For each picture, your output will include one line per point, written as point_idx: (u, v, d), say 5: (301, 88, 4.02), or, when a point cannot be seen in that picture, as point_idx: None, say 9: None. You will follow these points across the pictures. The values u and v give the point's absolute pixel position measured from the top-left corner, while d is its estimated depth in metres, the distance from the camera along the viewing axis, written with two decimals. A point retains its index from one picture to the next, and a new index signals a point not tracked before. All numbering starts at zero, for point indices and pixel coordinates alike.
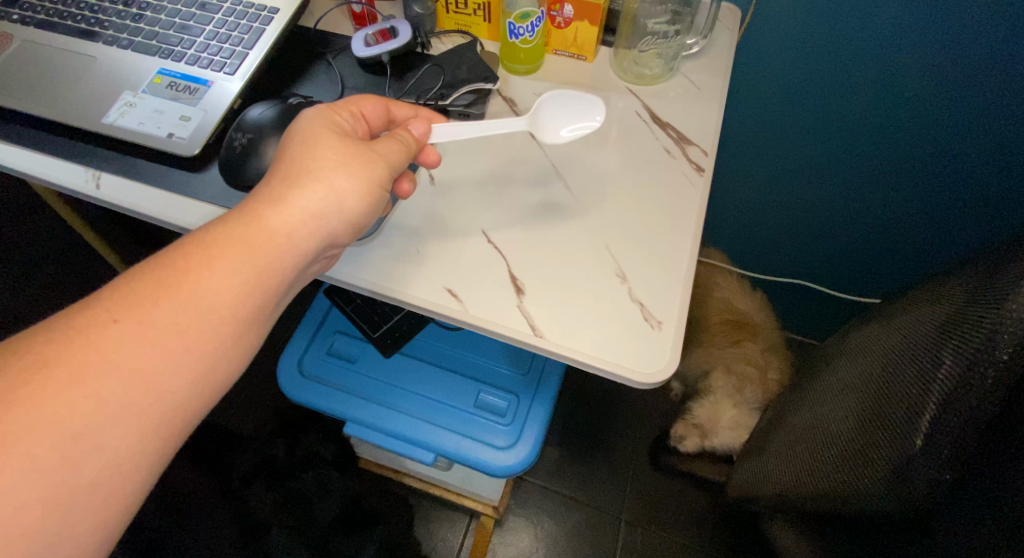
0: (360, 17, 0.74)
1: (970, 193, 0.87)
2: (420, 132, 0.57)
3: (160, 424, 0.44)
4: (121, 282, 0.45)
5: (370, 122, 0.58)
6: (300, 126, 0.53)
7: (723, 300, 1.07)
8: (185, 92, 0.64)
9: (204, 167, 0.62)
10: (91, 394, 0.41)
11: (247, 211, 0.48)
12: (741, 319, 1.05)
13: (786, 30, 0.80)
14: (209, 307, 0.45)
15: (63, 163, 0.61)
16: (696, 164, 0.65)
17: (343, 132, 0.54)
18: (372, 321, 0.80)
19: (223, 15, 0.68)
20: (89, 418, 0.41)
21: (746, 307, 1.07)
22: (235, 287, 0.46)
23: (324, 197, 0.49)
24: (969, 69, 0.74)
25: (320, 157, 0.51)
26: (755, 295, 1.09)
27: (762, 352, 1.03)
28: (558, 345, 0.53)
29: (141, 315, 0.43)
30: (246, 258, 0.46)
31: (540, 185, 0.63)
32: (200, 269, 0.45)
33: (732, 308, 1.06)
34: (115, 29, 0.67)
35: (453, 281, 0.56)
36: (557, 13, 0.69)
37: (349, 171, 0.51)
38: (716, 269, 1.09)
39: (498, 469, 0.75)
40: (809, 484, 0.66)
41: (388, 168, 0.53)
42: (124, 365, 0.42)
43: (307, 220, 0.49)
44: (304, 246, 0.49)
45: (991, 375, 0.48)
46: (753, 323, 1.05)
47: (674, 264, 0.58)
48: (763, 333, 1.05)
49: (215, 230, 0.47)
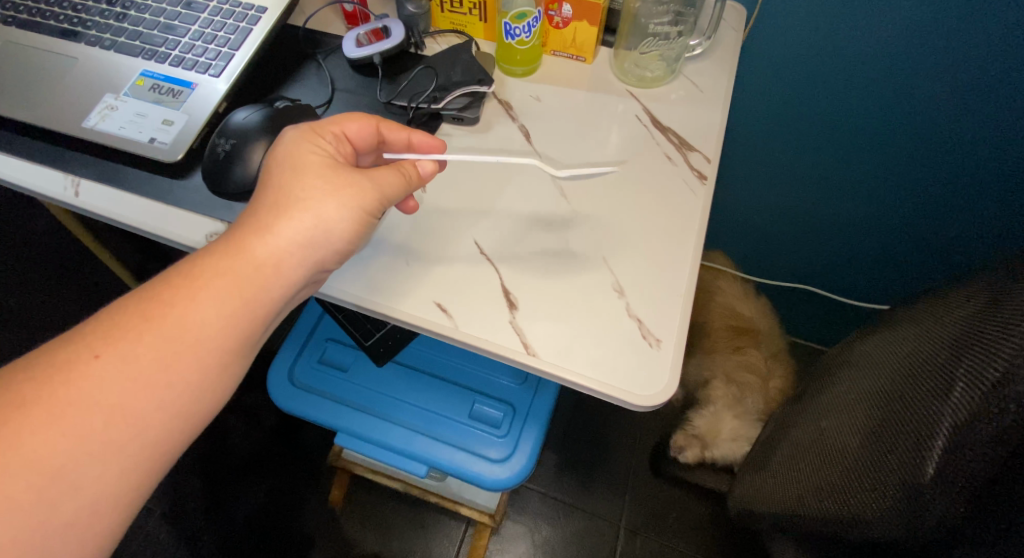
0: (352, 16, 0.71)
1: (981, 199, 0.84)
2: (427, 169, 0.54)
3: (140, 458, 0.44)
4: (105, 314, 0.45)
5: (354, 143, 0.55)
6: (283, 152, 0.50)
7: (726, 305, 1.05)
8: (169, 95, 0.61)
9: (188, 175, 0.59)
10: (70, 432, 0.42)
11: (232, 241, 0.47)
12: (744, 324, 1.03)
13: (793, 29, 0.77)
14: (193, 340, 0.45)
15: (43, 169, 0.59)
16: (698, 171, 0.62)
17: (330, 157, 0.51)
18: (364, 329, 0.75)
19: (210, 14, 0.66)
20: (67, 454, 0.41)
21: (751, 312, 1.05)
22: (221, 320, 0.45)
23: (312, 227, 0.47)
24: (982, 70, 0.72)
25: (308, 183, 0.48)
26: (760, 302, 1.07)
27: (765, 360, 1.01)
28: (552, 364, 0.51)
29: (122, 351, 0.43)
30: (231, 289, 0.46)
31: (536, 194, 0.60)
32: (185, 301, 0.45)
33: (735, 314, 1.04)
34: (99, 29, 0.65)
35: (443, 294, 0.54)
36: (555, 13, 0.67)
37: (338, 199, 0.48)
38: (720, 273, 1.07)
39: (493, 483, 0.73)
40: (814, 505, 0.64)
41: (376, 195, 0.50)
42: (103, 403, 0.42)
43: (295, 250, 0.47)
44: (292, 276, 0.48)
45: (1012, 409, 0.46)
46: (757, 329, 1.04)
47: (673, 279, 0.56)
48: (767, 337, 1.03)
49: (201, 262, 0.46)
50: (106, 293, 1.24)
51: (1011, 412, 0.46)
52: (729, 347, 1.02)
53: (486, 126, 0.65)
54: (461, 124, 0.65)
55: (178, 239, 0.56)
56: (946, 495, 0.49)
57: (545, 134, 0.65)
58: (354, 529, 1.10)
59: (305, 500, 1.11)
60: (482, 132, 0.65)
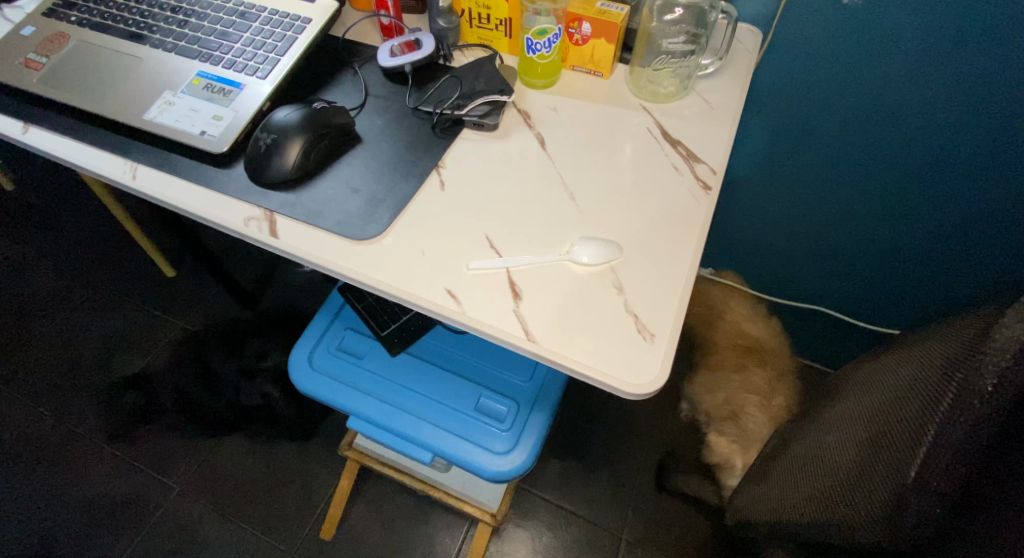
0: (388, 29, 0.78)
1: (994, 223, 0.84)
2: None
3: None
4: None
5: None
6: None
7: (732, 326, 1.08)
8: (220, 94, 0.68)
9: (231, 165, 0.65)
10: None
11: None
12: (748, 345, 1.06)
13: (808, 51, 0.81)
14: None
15: (106, 155, 0.66)
16: (703, 182, 0.66)
17: None
18: (381, 320, 0.84)
19: (261, 23, 0.73)
20: None
21: (758, 332, 1.08)
22: None
23: None
24: (990, 96, 0.74)
25: None
26: (770, 323, 1.10)
27: (769, 380, 1.03)
28: (551, 350, 0.54)
29: None
30: None
31: (545, 195, 0.65)
32: None
33: (741, 334, 1.07)
34: (162, 33, 0.73)
35: (453, 282, 0.58)
36: (575, 31, 0.72)
37: None
38: (731, 293, 1.12)
39: (494, 474, 0.77)
40: (809, 515, 0.64)
41: None
42: None
43: None
44: None
45: (979, 408, 0.48)
46: (762, 349, 1.06)
47: (670, 279, 0.59)
48: (771, 356, 1.05)
49: None
50: (148, 283, 1.38)
51: (976, 409, 0.48)
52: (734, 368, 1.05)
53: (504, 133, 0.70)
54: (480, 130, 0.70)
55: (218, 220, 0.62)
56: (925, 501, 0.50)
57: (559, 142, 0.69)
58: (361, 522, 1.13)
59: (316, 489, 1.16)
60: (501, 139, 0.69)
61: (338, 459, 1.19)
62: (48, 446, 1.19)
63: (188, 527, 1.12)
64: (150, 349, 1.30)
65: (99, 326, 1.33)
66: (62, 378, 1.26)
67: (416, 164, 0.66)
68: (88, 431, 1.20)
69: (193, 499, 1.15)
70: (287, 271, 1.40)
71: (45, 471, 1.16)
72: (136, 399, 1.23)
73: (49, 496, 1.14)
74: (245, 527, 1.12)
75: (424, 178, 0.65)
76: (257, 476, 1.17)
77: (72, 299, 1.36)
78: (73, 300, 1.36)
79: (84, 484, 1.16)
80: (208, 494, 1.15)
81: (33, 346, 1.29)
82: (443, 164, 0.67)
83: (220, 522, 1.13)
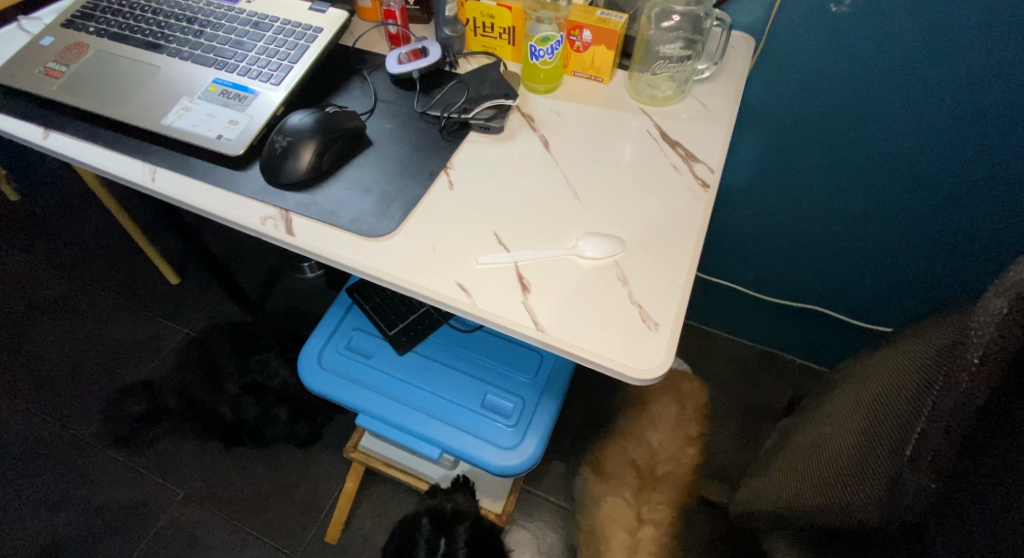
0: (395, 38, 0.81)
1: (986, 220, 0.87)
2: None
3: None
4: None
5: None
6: None
7: (642, 445, 1.13)
8: (235, 99, 0.70)
9: (246, 168, 0.68)
10: None
11: None
12: (649, 469, 1.10)
13: (798, 59, 0.84)
14: None
15: (126, 158, 0.68)
16: (701, 180, 0.68)
17: None
18: (388, 320, 0.87)
19: (274, 33, 0.76)
20: None
21: (668, 455, 1.12)
22: None
23: None
24: (974, 98, 0.77)
25: None
26: (684, 452, 1.14)
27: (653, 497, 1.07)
28: (559, 339, 0.57)
29: None
30: None
31: (550, 194, 0.67)
32: None
33: (645, 454, 1.12)
34: (178, 42, 0.75)
35: (464, 276, 0.61)
36: (577, 38, 0.75)
37: None
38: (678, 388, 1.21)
39: (502, 470, 0.78)
40: (812, 503, 0.66)
41: None
42: None
43: None
44: None
45: (966, 382, 0.49)
46: (667, 475, 1.10)
47: (673, 271, 0.61)
48: (665, 482, 1.09)
49: None
50: (153, 290, 1.40)
51: (963, 383, 0.49)
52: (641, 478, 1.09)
53: (509, 135, 0.73)
54: (487, 132, 0.73)
55: (236, 220, 0.64)
56: (921, 478, 0.52)
57: (562, 143, 0.72)
58: (365, 525, 1.14)
59: (320, 493, 1.17)
60: (506, 141, 0.72)
61: (344, 463, 1.20)
62: (52, 453, 1.19)
63: (194, 533, 1.13)
64: (154, 356, 1.31)
65: (102, 334, 1.34)
66: (67, 386, 1.27)
67: (425, 165, 0.69)
68: (94, 438, 1.21)
69: (198, 505, 1.15)
70: (290, 278, 1.42)
71: (52, 477, 1.17)
72: (141, 405, 1.24)
73: (56, 501, 1.15)
74: (251, 532, 1.13)
75: (433, 179, 0.68)
76: (263, 480, 1.18)
77: (75, 307, 1.37)
78: (77, 309, 1.37)
79: (88, 490, 1.16)
80: (212, 501, 1.16)
81: (37, 354, 1.30)
82: (451, 164, 0.69)
83: (227, 526, 1.13)
